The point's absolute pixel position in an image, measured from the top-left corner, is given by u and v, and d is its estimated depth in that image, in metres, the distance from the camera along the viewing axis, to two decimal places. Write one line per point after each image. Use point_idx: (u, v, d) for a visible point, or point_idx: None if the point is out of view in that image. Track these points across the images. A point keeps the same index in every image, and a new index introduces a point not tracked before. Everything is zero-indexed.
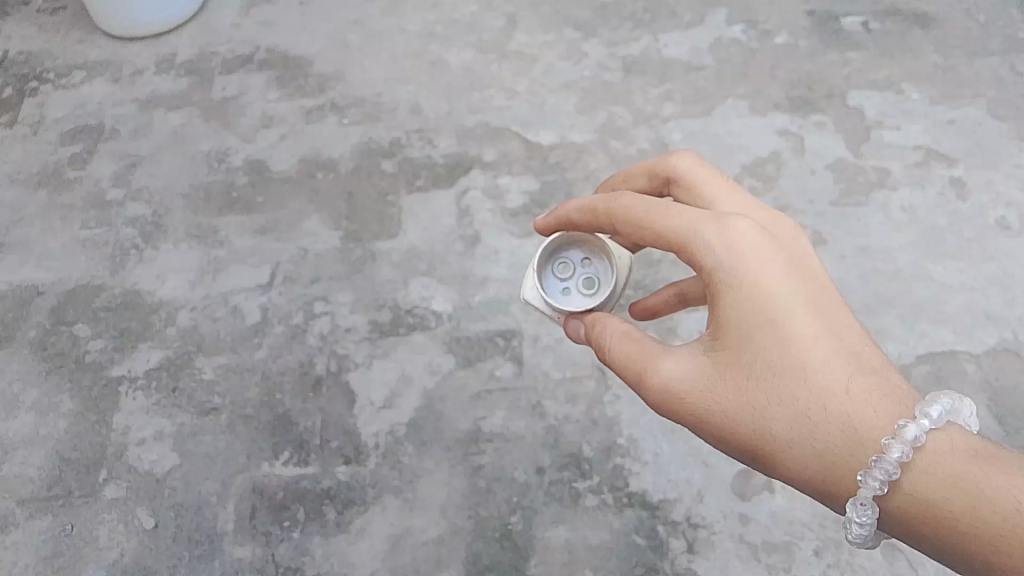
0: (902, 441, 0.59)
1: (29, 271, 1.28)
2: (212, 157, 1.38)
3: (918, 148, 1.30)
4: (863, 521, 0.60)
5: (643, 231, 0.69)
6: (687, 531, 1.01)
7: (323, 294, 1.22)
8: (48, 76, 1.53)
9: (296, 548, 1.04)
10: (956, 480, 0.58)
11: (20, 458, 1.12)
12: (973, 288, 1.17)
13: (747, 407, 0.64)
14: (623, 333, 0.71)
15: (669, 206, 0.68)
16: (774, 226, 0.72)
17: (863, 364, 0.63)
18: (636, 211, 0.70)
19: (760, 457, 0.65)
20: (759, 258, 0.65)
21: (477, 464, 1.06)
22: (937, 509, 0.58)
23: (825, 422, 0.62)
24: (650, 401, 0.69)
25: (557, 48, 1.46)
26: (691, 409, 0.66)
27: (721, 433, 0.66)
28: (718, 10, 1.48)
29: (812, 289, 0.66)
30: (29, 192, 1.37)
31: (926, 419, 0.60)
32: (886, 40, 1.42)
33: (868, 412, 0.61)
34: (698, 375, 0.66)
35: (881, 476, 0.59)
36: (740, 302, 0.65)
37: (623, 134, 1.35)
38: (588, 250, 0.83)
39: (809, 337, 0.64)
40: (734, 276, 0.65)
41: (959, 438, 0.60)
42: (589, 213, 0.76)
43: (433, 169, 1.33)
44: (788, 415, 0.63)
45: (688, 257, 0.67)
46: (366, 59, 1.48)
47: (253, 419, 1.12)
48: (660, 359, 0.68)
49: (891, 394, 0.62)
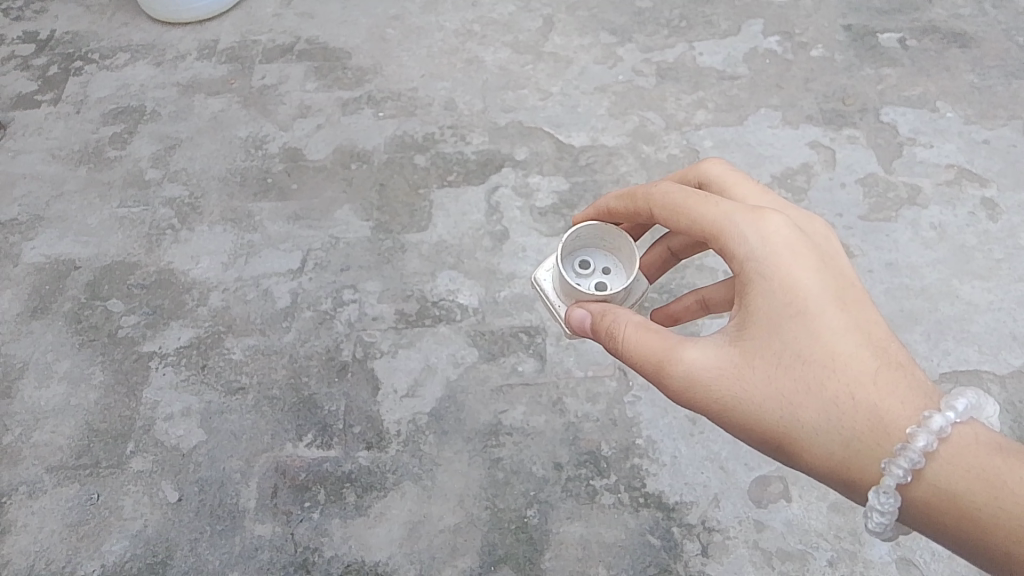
0: (927, 430, 0.58)
1: (67, 246, 1.32)
2: (249, 143, 1.42)
3: (951, 166, 1.29)
4: (883, 509, 0.60)
5: (678, 219, 0.70)
6: (702, 533, 1.02)
7: (352, 282, 1.24)
8: (93, 57, 1.58)
9: (315, 528, 1.05)
10: (980, 472, 0.58)
11: (51, 427, 1.15)
12: (1000, 307, 1.16)
13: (772, 395, 0.64)
14: (639, 322, 0.71)
15: (704, 197, 0.69)
16: (804, 219, 0.71)
17: (889, 358, 0.63)
18: (673, 200, 0.71)
19: (783, 445, 0.64)
20: (791, 249, 0.65)
21: (496, 457, 1.08)
22: (958, 499, 0.58)
23: (851, 411, 0.61)
24: (672, 390, 0.69)
25: (592, 52, 1.49)
26: (714, 397, 0.66)
27: (744, 422, 0.65)
28: (754, 21, 1.50)
29: (841, 282, 0.66)
30: (70, 168, 1.41)
31: (951, 411, 0.59)
32: (922, 57, 1.43)
33: (894, 402, 0.61)
34: (723, 363, 0.66)
35: (906, 463, 0.59)
36: (769, 291, 0.65)
37: (655, 139, 1.35)
38: (611, 261, 0.81)
39: (836, 329, 0.63)
40: (765, 266, 0.65)
41: (984, 433, 0.60)
42: (626, 200, 0.77)
43: (466, 164, 1.35)
44: (815, 404, 0.63)
45: (720, 246, 0.68)
46: (404, 55, 1.52)
47: (279, 400, 1.14)
48: (686, 347, 0.68)
49: (917, 388, 0.61)
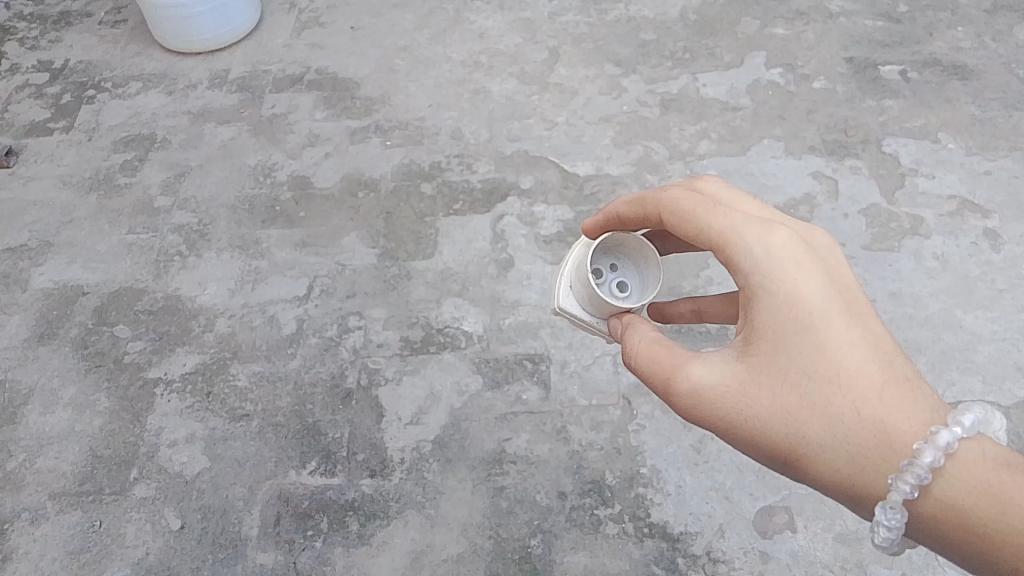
0: (934, 446, 0.54)
1: (76, 272, 1.34)
2: (258, 171, 1.44)
3: (954, 198, 1.30)
4: (891, 524, 0.56)
5: (685, 227, 0.66)
6: (707, 565, 1.00)
7: (358, 309, 1.25)
8: (106, 85, 1.63)
9: (318, 557, 1.04)
10: (988, 488, 0.53)
11: (56, 453, 1.15)
12: (1005, 337, 1.15)
13: (778, 412, 0.60)
14: (651, 339, 0.68)
15: (711, 205, 0.65)
16: (810, 229, 0.66)
17: (899, 372, 0.58)
18: (679, 209, 0.66)
19: (790, 463, 0.61)
20: (797, 262, 0.61)
21: (500, 485, 1.07)
22: (966, 514, 0.53)
23: (858, 427, 0.57)
24: (679, 407, 0.65)
25: (597, 83, 1.52)
26: (721, 414, 0.63)
27: (751, 439, 0.62)
28: (757, 54, 1.54)
29: (848, 295, 0.61)
30: (81, 195, 1.44)
31: (958, 427, 0.54)
32: (923, 89, 1.45)
33: (903, 419, 0.56)
34: (728, 380, 0.62)
35: (913, 480, 0.54)
36: (774, 304, 0.61)
37: (658, 168, 1.37)
38: (613, 256, 0.78)
39: (844, 343, 0.59)
40: (770, 278, 0.61)
41: (991, 448, 0.55)
42: (635, 204, 0.72)
43: (471, 193, 1.37)
44: (822, 420, 0.59)
45: (725, 258, 0.63)
46: (411, 85, 1.55)
47: (283, 426, 1.14)
48: (690, 364, 0.65)
49: (925, 402, 0.57)
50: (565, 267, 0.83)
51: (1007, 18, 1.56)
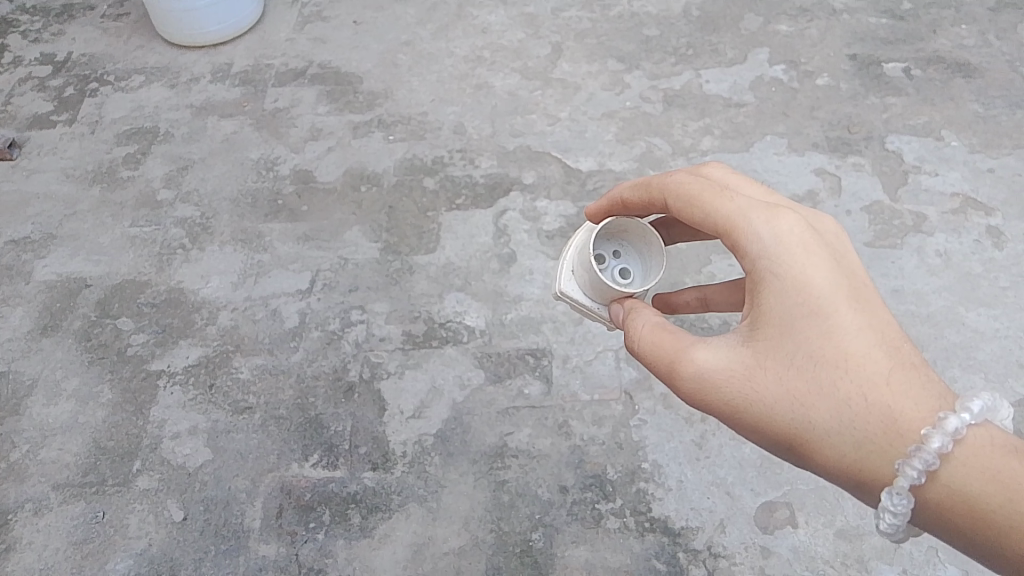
0: (942, 432, 0.54)
1: (78, 265, 1.34)
2: (261, 165, 1.44)
3: (956, 195, 1.30)
4: (896, 510, 0.56)
5: (690, 212, 0.66)
6: (708, 559, 1.01)
7: (360, 303, 1.25)
8: (108, 79, 1.63)
9: (320, 549, 1.05)
10: (996, 474, 0.54)
11: (59, 444, 1.15)
12: (1006, 335, 1.15)
13: (785, 396, 0.60)
14: (655, 324, 0.69)
15: (719, 190, 0.65)
16: (818, 215, 0.66)
17: (905, 359, 0.59)
18: (688, 194, 0.66)
19: (795, 447, 0.61)
20: (804, 247, 0.61)
21: (502, 479, 1.08)
22: (973, 501, 0.54)
23: (865, 413, 0.57)
24: (683, 392, 0.65)
25: (600, 78, 1.52)
26: (726, 399, 0.63)
27: (756, 423, 0.62)
28: (761, 50, 1.54)
29: (856, 281, 0.61)
30: (84, 188, 1.44)
31: (966, 413, 0.55)
32: (927, 86, 1.45)
33: (909, 405, 0.57)
34: (734, 364, 0.62)
35: (920, 465, 0.55)
36: (782, 289, 0.61)
37: (661, 164, 1.37)
38: (617, 243, 0.79)
39: (852, 329, 0.59)
40: (778, 263, 0.61)
41: (998, 435, 0.56)
42: (640, 190, 0.72)
43: (474, 188, 1.37)
44: (829, 405, 0.59)
45: (732, 242, 0.64)
46: (414, 79, 1.55)
47: (286, 419, 1.15)
48: (695, 349, 0.64)
49: (930, 388, 0.57)
50: (567, 251, 0.83)
51: (1011, 16, 1.56)
